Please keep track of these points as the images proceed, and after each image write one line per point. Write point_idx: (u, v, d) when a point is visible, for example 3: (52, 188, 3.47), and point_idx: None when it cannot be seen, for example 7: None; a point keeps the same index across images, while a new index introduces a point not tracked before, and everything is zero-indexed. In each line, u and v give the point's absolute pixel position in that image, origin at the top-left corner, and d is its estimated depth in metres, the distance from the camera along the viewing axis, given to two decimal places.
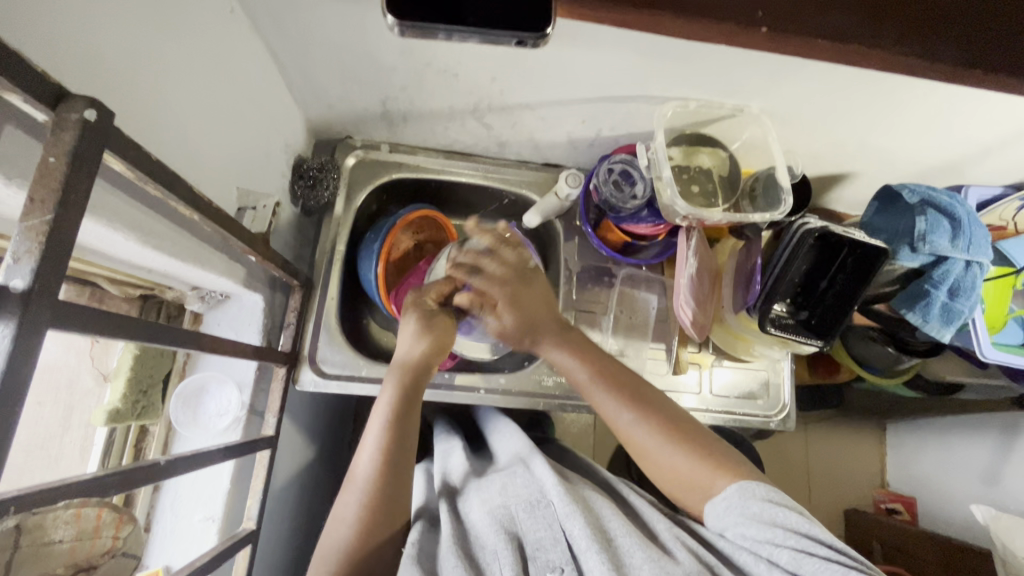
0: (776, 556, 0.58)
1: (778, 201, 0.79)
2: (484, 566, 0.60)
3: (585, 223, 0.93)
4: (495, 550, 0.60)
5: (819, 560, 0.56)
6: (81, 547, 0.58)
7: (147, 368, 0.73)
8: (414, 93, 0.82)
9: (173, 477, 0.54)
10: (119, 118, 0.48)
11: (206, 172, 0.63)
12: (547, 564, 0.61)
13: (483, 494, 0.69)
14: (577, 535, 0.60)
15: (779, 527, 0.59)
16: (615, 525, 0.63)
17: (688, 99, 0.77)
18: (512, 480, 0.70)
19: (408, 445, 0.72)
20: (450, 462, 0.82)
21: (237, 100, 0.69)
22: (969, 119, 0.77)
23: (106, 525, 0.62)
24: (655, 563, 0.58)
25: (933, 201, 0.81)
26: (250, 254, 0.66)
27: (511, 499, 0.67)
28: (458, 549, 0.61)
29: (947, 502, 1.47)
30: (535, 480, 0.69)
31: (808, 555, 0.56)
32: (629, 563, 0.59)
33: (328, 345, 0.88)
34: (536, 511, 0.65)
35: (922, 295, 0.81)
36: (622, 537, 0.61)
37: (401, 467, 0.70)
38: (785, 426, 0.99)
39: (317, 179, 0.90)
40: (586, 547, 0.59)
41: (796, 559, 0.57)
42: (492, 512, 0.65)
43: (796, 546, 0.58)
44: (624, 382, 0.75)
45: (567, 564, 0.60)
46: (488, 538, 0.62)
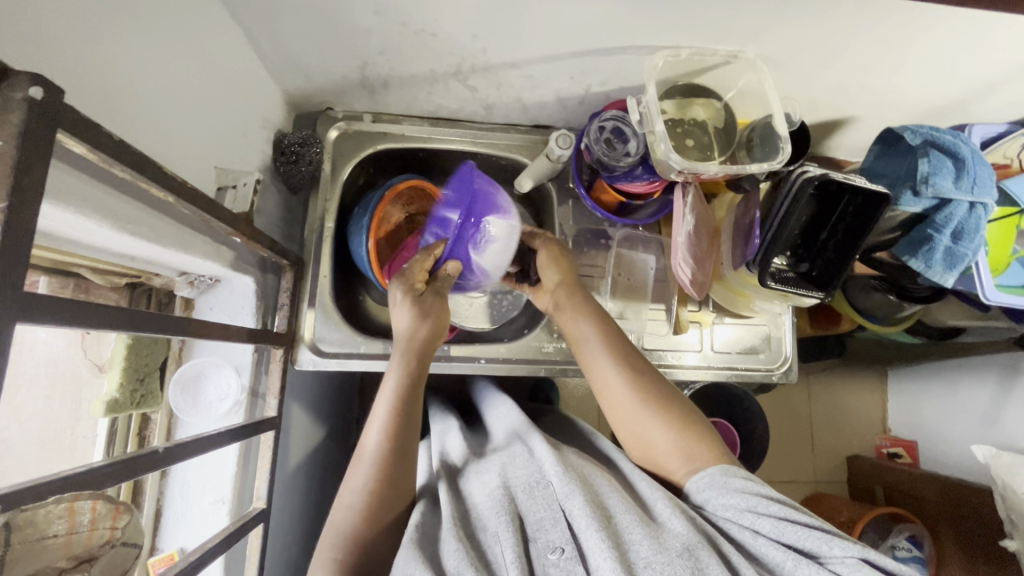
0: (759, 525, 0.59)
1: (776, 150, 0.76)
2: (486, 547, 0.60)
3: (578, 183, 0.89)
4: (496, 533, 0.60)
5: (799, 526, 0.58)
6: (79, 538, 0.56)
7: (142, 356, 0.72)
8: (392, 56, 0.78)
9: (177, 462, 0.54)
10: (79, 98, 0.45)
11: (180, 152, 0.61)
12: (548, 545, 0.59)
13: (483, 477, 0.71)
14: (577, 514, 0.60)
15: (761, 495, 0.61)
16: (614, 502, 0.63)
17: (680, 48, 0.73)
18: (512, 461, 0.72)
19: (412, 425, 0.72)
20: (447, 445, 0.83)
21: (206, 74, 0.66)
22: (974, 50, 0.73)
23: (100, 518, 0.59)
24: (656, 539, 0.57)
25: (937, 141, 0.78)
26: (234, 234, 0.64)
27: (511, 481, 0.68)
28: (458, 530, 0.61)
29: (948, 443, 1.50)
30: (535, 461, 0.70)
31: (790, 524, 0.58)
32: (627, 539, 0.58)
33: (324, 323, 0.88)
34: (535, 490, 0.65)
35: (925, 240, 0.79)
36: (620, 514, 0.61)
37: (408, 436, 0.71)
38: (787, 378, 0.99)
39: (299, 153, 0.87)
40: (586, 526, 0.58)
41: (779, 527, 0.58)
42: (492, 494, 0.66)
43: (777, 515, 0.59)
44: (617, 343, 0.78)
45: (567, 543, 0.59)
46: (489, 520, 0.62)
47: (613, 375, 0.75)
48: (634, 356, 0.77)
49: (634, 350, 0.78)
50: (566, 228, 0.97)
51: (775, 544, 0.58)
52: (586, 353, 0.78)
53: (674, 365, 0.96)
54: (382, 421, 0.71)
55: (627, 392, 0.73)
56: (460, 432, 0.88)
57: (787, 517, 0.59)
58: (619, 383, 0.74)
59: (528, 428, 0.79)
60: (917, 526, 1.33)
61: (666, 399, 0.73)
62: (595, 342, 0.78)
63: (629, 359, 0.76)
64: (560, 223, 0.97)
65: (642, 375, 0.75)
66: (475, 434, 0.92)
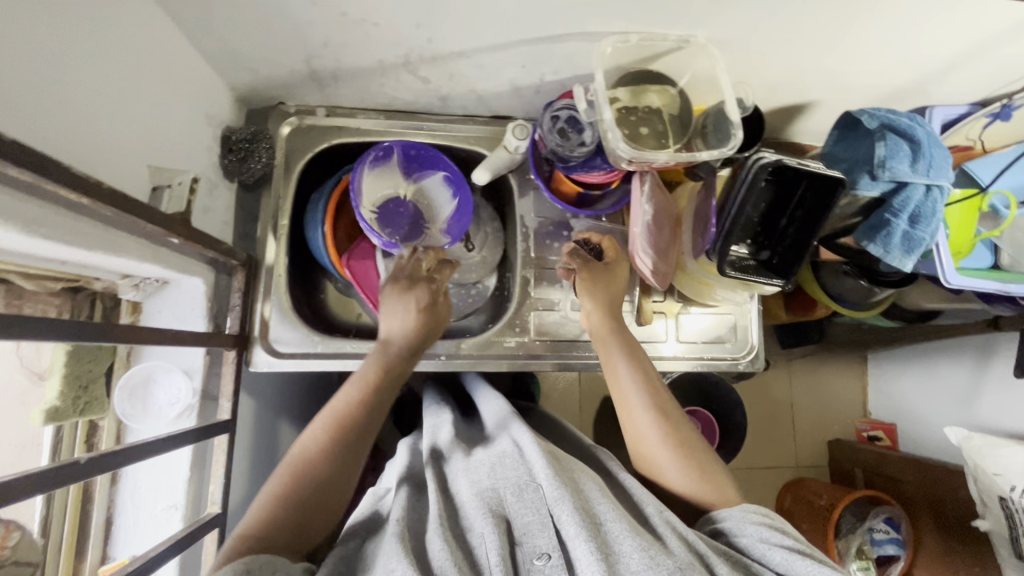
0: (769, 556, 0.63)
1: (728, 136, 0.75)
2: (471, 547, 0.60)
3: (536, 175, 0.88)
4: (482, 533, 0.60)
5: (807, 560, 0.60)
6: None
7: (85, 362, 0.70)
8: (337, 48, 0.76)
9: (88, 476, 0.52)
10: None
11: (109, 153, 0.59)
12: (534, 550, 0.61)
13: (470, 474, 0.70)
14: (565, 521, 0.61)
15: (773, 530, 0.65)
16: (604, 509, 0.64)
17: (629, 33, 0.71)
18: (502, 460, 0.72)
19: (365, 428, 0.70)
20: (438, 436, 0.82)
21: (137, 71, 0.63)
22: (928, 31, 0.72)
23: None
24: (647, 553, 0.59)
25: (894, 124, 0.77)
26: (171, 236, 0.63)
27: (500, 483, 0.67)
28: (444, 527, 0.61)
29: (926, 426, 1.51)
30: (524, 463, 0.70)
31: (798, 557, 0.61)
32: (619, 551, 0.59)
33: (281, 323, 0.86)
34: (526, 494, 0.65)
35: (883, 225, 0.79)
36: (611, 523, 0.62)
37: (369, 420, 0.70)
38: (753, 367, 0.99)
39: (249, 150, 0.85)
40: (574, 534, 0.60)
41: (787, 559, 0.61)
42: (480, 494, 0.65)
43: (787, 548, 0.62)
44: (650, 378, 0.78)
45: (554, 550, 0.60)
46: (476, 521, 0.62)
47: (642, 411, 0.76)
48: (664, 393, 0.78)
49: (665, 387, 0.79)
50: (528, 221, 0.95)
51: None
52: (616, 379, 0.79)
53: None
54: (321, 422, 0.68)
55: (652, 426, 0.75)
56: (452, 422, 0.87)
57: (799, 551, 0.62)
58: (649, 420, 0.75)
59: (519, 425, 0.78)
60: (894, 509, 1.33)
61: (687, 442, 0.75)
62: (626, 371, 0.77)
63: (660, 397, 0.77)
64: (521, 215, 0.95)
65: (672, 413, 0.76)
66: (469, 426, 0.92)
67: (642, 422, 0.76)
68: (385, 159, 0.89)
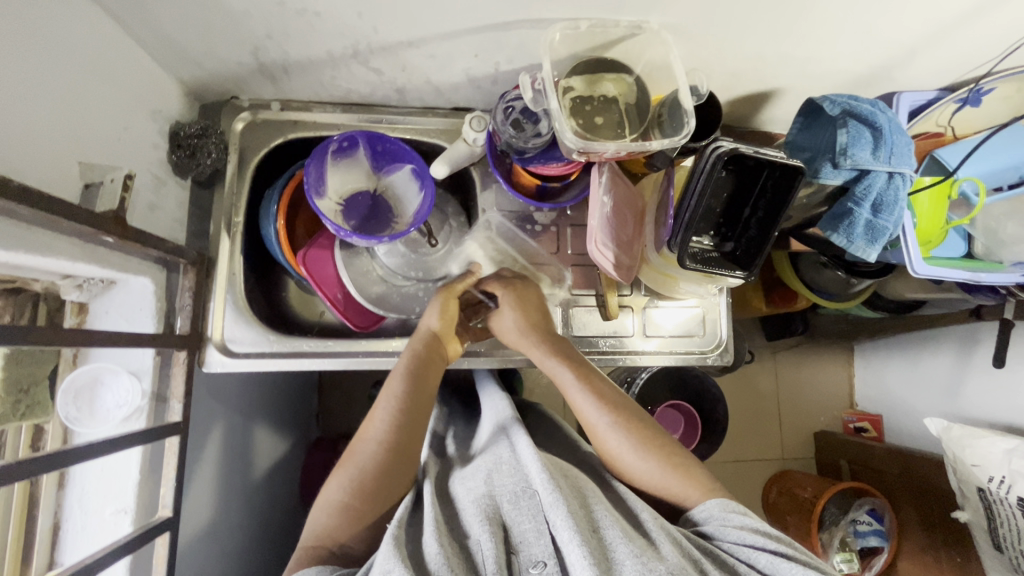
0: (755, 560, 0.62)
1: (683, 124, 0.73)
2: (470, 554, 0.61)
3: (494, 168, 0.85)
4: (479, 540, 0.61)
5: (793, 563, 0.61)
6: None
7: (24, 365, 0.69)
8: (281, 39, 0.74)
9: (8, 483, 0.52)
10: None
11: (37, 151, 0.57)
12: (530, 558, 0.61)
13: (469, 483, 0.71)
14: (560, 527, 0.60)
15: (756, 531, 0.65)
16: (603, 516, 0.64)
17: (579, 19, 0.69)
18: (499, 466, 0.72)
19: (411, 440, 0.74)
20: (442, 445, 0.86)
21: (66, 65, 0.61)
22: (886, 14, 0.70)
23: None
24: (641, 558, 0.59)
25: (856, 110, 0.75)
26: (104, 234, 0.61)
27: (497, 490, 0.68)
28: (442, 531, 0.62)
29: (910, 416, 1.49)
30: (520, 467, 0.70)
31: (783, 559, 0.61)
32: (615, 557, 0.59)
33: (235, 322, 0.84)
34: (521, 502, 0.65)
35: (846, 214, 0.77)
36: (608, 529, 0.62)
37: (416, 433, 0.75)
38: (723, 361, 0.97)
39: (197, 146, 0.82)
40: (568, 539, 0.59)
41: (773, 563, 0.61)
42: (477, 501, 0.66)
43: (772, 550, 0.63)
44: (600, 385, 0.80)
45: (550, 558, 0.60)
46: (473, 527, 0.63)
47: (606, 423, 0.77)
48: (623, 400, 0.80)
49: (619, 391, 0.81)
50: (491, 215, 0.94)
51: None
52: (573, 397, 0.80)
53: (607, 351, 0.94)
54: (383, 422, 0.74)
55: (617, 432, 0.76)
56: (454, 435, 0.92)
57: (783, 553, 0.62)
58: (613, 428, 0.76)
59: (518, 428, 0.78)
60: (879, 500, 1.32)
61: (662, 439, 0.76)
62: (571, 378, 0.80)
63: (617, 402, 0.79)
64: (484, 210, 0.94)
65: (633, 418, 0.78)
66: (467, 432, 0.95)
67: (607, 434, 0.77)
68: (350, 151, 0.88)
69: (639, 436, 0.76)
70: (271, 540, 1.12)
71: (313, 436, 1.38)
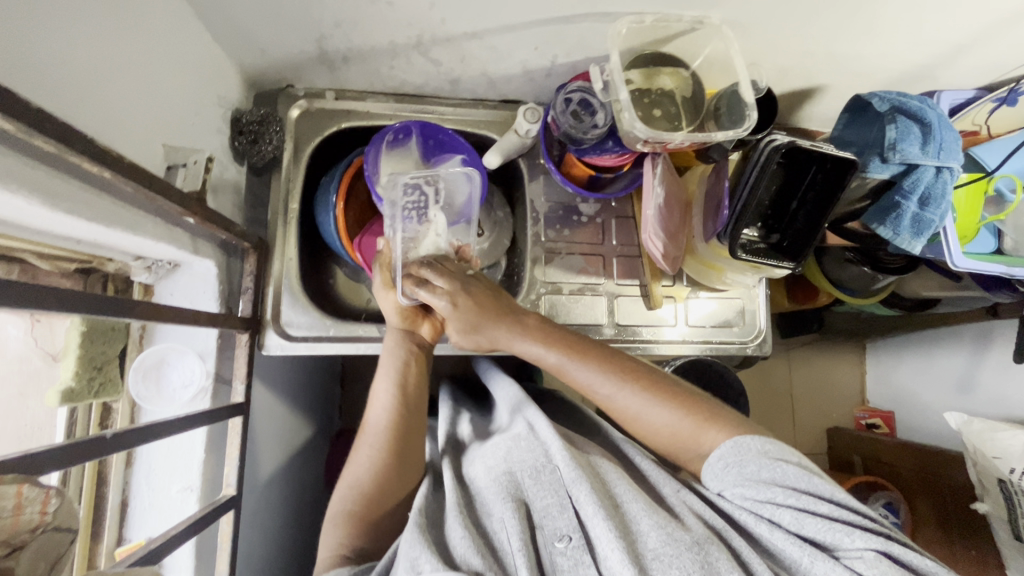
0: (778, 517, 0.60)
1: (742, 118, 0.75)
2: (492, 533, 0.63)
3: (547, 159, 0.88)
4: (502, 518, 0.62)
5: (819, 519, 0.58)
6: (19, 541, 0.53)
7: (99, 344, 0.70)
8: (349, 28, 0.75)
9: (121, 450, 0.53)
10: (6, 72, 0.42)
11: (125, 131, 0.58)
12: (555, 532, 0.61)
13: (487, 461, 0.73)
14: (583, 500, 0.62)
15: (778, 485, 0.61)
16: (622, 491, 0.65)
17: (643, 14, 0.71)
18: (518, 444, 0.73)
19: (409, 437, 0.77)
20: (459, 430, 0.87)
21: (151, 49, 0.62)
22: (940, 13, 0.73)
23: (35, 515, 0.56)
24: (665, 529, 0.59)
25: (904, 106, 0.78)
26: (187, 215, 0.62)
27: (517, 466, 0.70)
28: (463, 516, 0.64)
29: (925, 412, 1.52)
30: (539, 445, 0.72)
31: (809, 515, 0.59)
32: (638, 530, 0.60)
33: (291, 306, 0.86)
34: (542, 476, 0.67)
35: (893, 207, 0.79)
36: (631, 504, 0.63)
37: (408, 428, 0.78)
38: (762, 351, 0.99)
39: (258, 133, 0.84)
40: (593, 512, 0.60)
41: (798, 519, 0.59)
42: (497, 479, 0.68)
43: (796, 505, 0.60)
44: (585, 350, 0.78)
45: (575, 531, 0.61)
46: (496, 506, 0.64)
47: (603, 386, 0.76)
48: (609, 356, 0.78)
49: (610, 351, 0.79)
50: (538, 205, 0.96)
51: (791, 537, 0.59)
52: (569, 373, 0.78)
53: (649, 340, 0.96)
54: (380, 422, 0.77)
55: (617, 391, 0.75)
56: (470, 418, 0.91)
57: (806, 507, 0.60)
58: (612, 388, 0.75)
59: (532, 407, 0.79)
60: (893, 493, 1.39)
61: (665, 386, 0.75)
62: (556, 360, 0.78)
63: (604, 358, 0.78)
64: (531, 200, 0.95)
65: (628, 369, 0.77)
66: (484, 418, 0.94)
67: (616, 399, 0.75)
68: (403, 140, 0.89)
69: (641, 392, 0.74)
70: (304, 526, 1.13)
71: (338, 427, 1.39)
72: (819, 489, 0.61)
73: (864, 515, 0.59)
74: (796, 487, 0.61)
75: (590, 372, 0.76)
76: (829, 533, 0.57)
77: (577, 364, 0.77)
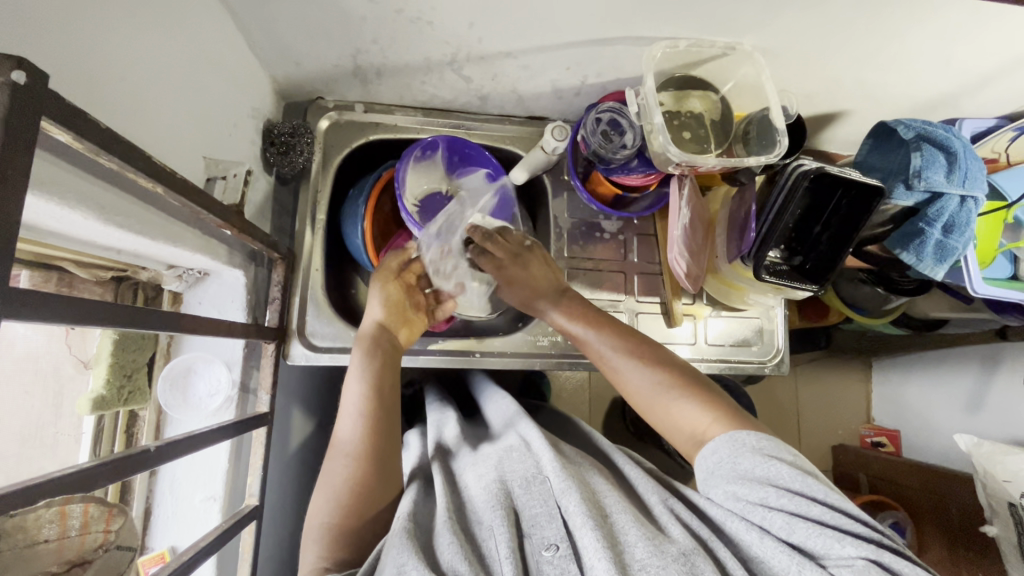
0: (768, 521, 0.58)
1: (773, 143, 0.77)
2: (480, 541, 0.62)
3: (574, 176, 0.89)
4: (491, 526, 0.62)
5: (811, 524, 0.56)
6: (73, 543, 0.54)
7: (130, 352, 0.70)
8: (387, 44, 0.76)
9: (165, 462, 0.54)
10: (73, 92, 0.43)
11: (170, 145, 0.58)
12: (543, 541, 0.61)
13: (479, 469, 0.72)
14: (572, 510, 0.62)
15: (771, 486, 0.59)
16: (611, 502, 0.65)
17: (677, 39, 0.73)
18: (510, 454, 0.74)
19: (386, 441, 0.73)
20: (443, 434, 0.85)
21: (198, 63, 0.63)
22: (968, 45, 0.74)
23: (94, 521, 0.57)
24: (652, 542, 0.59)
25: (930, 135, 0.79)
26: (225, 227, 0.62)
27: (508, 476, 0.70)
28: (451, 523, 0.63)
29: (929, 431, 1.52)
30: (532, 458, 0.72)
31: (801, 519, 0.56)
32: (624, 540, 0.60)
33: (317, 317, 0.86)
34: (533, 486, 0.67)
35: (917, 234, 0.81)
36: (618, 514, 0.63)
37: (383, 431, 0.73)
38: (779, 370, 1.00)
39: (290, 144, 0.85)
40: (581, 523, 0.60)
41: (789, 524, 0.57)
42: (487, 487, 0.67)
43: (789, 509, 0.57)
44: (607, 325, 0.80)
45: (562, 540, 0.60)
46: (484, 514, 0.64)
47: (622, 363, 0.76)
48: (627, 335, 0.79)
49: (631, 331, 0.80)
50: (561, 221, 0.96)
51: (781, 545, 0.57)
52: (590, 345, 0.79)
53: None
54: (355, 419, 0.73)
55: (629, 367, 0.75)
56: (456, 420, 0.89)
57: (799, 511, 0.57)
58: (629, 367, 0.75)
59: (525, 422, 0.81)
60: (900, 514, 1.41)
61: (680, 370, 0.74)
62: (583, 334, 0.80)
63: (623, 336, 0.78)
64: (555, 216, 0.96)
65: (644, 347, 0.77)
66: (476, 427, 0.93)
67: (635, 378, 0.75)
68: (430, 156, 0.89)
69: (650, 372, 0.74)
70: None
71: None
72: (813, 490, 0.58)
73: (862, 522, 0.56)
74: (792, 489, 0.59)
75: (609, 347, 0.77)
76: (820, 539, 0.55)
77: (602, 339, 0.78)
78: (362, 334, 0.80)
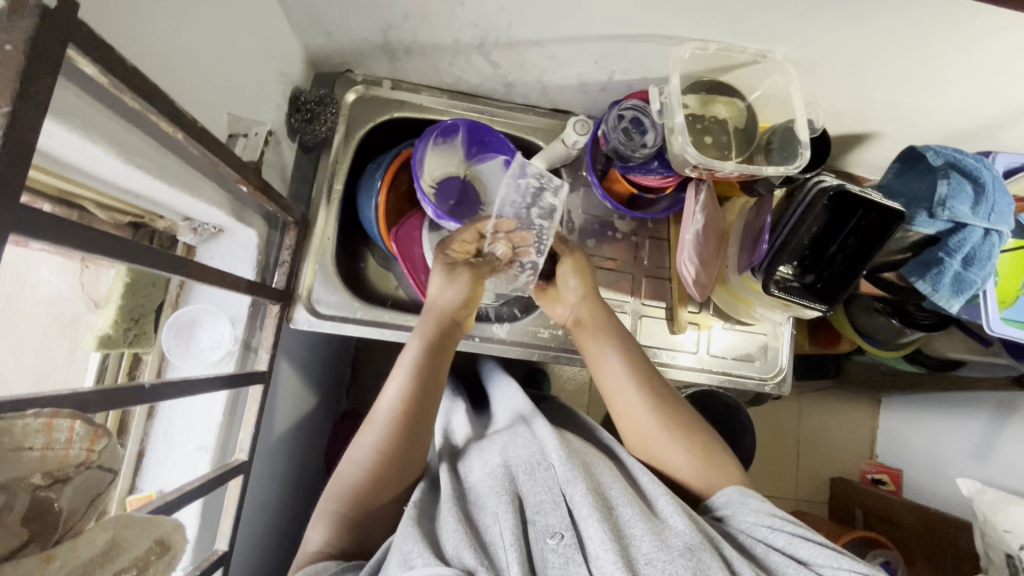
0: (773, 539, 0.61)
1: (795, 155, 0.76)
2: (483, 527, 0.61)
3: (591, 172, 0.89)
4: (496, 512, 0.61)
5: (812, 544, 0.59)
6: (53, 455, 0.38)
7: (139, 297, 0.72)
8: (418, 22, 0.76)
9: (157, 402, 0.54)
10: (106, 30, 0.44)
11: (198, 98, 0.60)
12: (547, 529, 0.60)
13: (483, 455, 0.72)
14: (578, 500, 0.61)
15: (776, 516, 0.63)
16: (616, 494, 0.64)
17: (708, 41, 0.72)
18: (515, 439, 0.73)
19: (416, 447, 0.71)
20: (453, 421, 0.86)
21: (233, 21, 0.64)
22: (1008, 76, 0.72)
23: (76, 437, 0.40)
24: (657, 536, 0.58)
25: (959, 163, 0.77)
26: (242, 183, 0.64)
27: (512, 460, 0.69)
28: (456, 510, 0.63)
29: (932, 473, 1.48)
30: (535, 442, 0.71)
31: (803, 540, 0.60)
32: (629, 533, 0.59)
33: (323, 284, 0.88)
34: (536, 473, 0.66)
35: (935, 263, 0.79)
36: (623, 507, 0.62)
37: (418, 428, 0.72)
38: (780, 389, 0.98)
39: (315, 112, 0.87)
40: (587, 514, 0.59)
41: (792, 542, 0.60)
42: (492, 472, 0.68)
43: (791, 532, 0.61)
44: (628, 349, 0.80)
45: (567, 530, 0.60)
46: (489, 499, 0.64)
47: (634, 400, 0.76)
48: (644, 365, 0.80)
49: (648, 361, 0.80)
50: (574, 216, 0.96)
51: (785, 559, 0.58)
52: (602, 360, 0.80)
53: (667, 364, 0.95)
54: (398, 405, 0.71)
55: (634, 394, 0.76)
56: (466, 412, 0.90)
57: (800, 534, 0.61)
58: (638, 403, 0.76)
59: (534, 410, 0.80)
60: (893, 553, 1.27)
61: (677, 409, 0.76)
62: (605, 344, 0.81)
63: (639, 364, 0.79)
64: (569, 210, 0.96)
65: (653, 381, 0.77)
66: (480, 417, 0.94)
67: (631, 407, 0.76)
68: (450, 139, 0.90)
69: (663, 413, 0.75)
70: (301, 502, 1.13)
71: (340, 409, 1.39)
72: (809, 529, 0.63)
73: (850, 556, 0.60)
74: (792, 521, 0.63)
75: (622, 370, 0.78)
76: (822, 557, 0.58)
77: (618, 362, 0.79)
78: (434, 315, 0.79)
